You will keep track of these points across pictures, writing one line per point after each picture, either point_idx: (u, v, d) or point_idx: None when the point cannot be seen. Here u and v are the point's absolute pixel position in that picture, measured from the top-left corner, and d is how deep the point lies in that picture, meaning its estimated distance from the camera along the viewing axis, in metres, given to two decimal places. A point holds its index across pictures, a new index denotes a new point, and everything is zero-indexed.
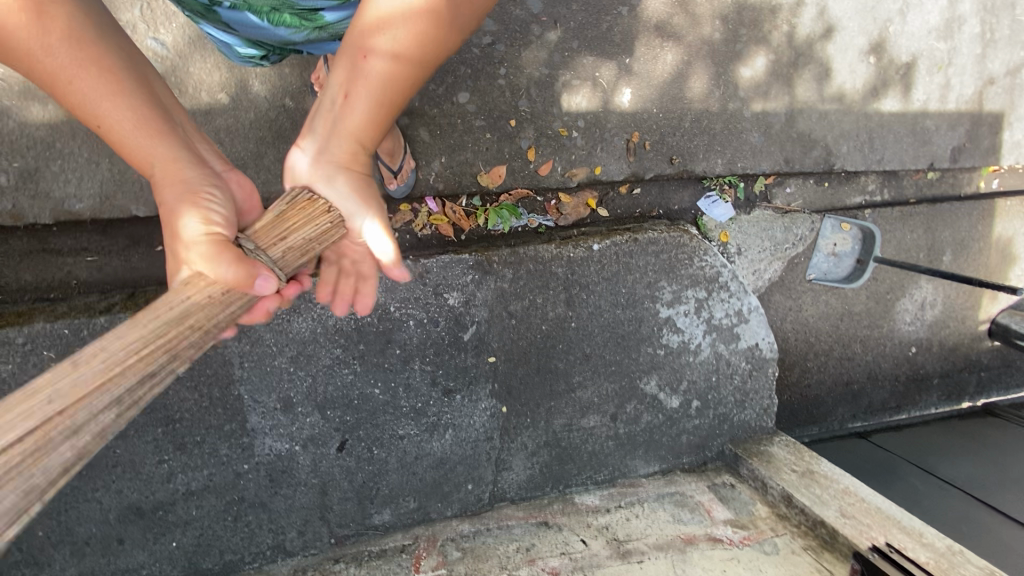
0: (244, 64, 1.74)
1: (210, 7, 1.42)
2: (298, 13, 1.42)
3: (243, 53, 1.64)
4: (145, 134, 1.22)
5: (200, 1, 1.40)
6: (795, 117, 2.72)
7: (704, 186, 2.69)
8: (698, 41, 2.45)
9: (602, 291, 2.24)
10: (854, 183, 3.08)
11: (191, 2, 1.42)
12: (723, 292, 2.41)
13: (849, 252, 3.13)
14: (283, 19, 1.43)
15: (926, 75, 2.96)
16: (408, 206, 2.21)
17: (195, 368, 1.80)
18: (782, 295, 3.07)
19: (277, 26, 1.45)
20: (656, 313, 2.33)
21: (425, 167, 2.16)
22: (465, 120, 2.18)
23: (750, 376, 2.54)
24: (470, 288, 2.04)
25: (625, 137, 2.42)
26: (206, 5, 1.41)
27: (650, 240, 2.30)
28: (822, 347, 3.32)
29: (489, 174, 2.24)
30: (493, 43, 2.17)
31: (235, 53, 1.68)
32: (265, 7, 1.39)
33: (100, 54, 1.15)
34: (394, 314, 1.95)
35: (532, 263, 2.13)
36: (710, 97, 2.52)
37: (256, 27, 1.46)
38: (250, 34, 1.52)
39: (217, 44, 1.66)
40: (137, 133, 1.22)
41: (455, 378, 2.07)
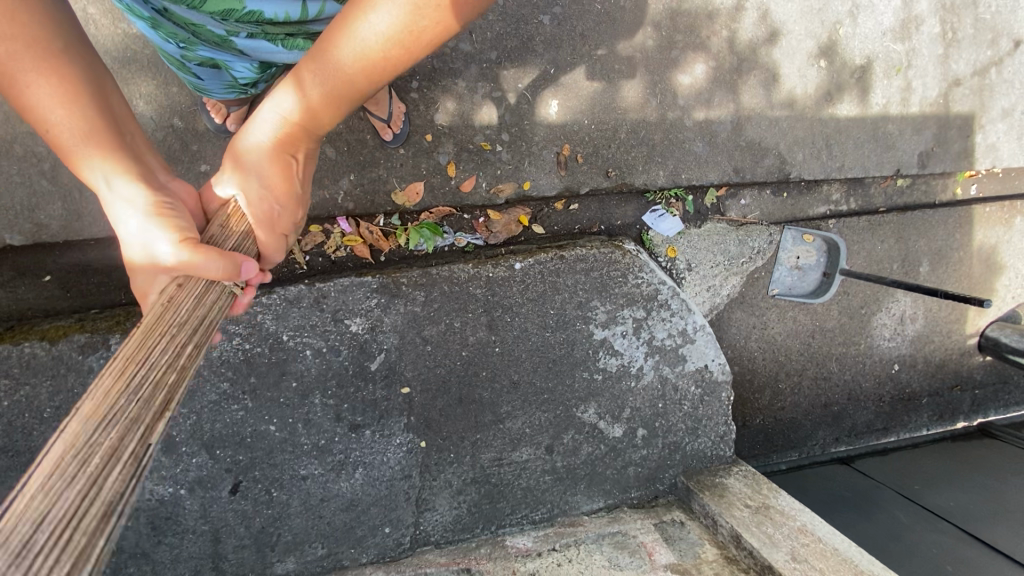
0: (226, 96, 1.70)
1: (224, 37, 1.37)
2: (313, 39, 1.44)
3: (236, 80, 1.59)
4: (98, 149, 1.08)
5: (215, 31, 1.35)
6: (741, 125, 2.58)
7: (648, 200, 2.55)
8: (628, 49, 2.34)
9: (527, 313, 2.08)
10: (816, 192, 2.91)
11: (204, 31, 1.36)
12: (663, 311, 2.25)
13: (814, 265, 2.95)
14: (298, 44, 1.43)
15: (884, 78, 2.82)
16: (319, 227, 2.08)
17: (63, 407, 1.65)
18: (744, 312, 2.89)
19: (291, 49, 1.45)
20: (590, 336, 2.16)
21: (332, 186, 2.04)
22: (376, 135, 2.06)
23: (701, 402, 2.35)
24: (375, 313, 1.90)
25: (555, 151, 2.30)
26: (221, 34, 1.36)
27: (578, 258, 2.14)
28: (794, 367, 3.12)
29: (405, 192, 2.12)
30: None
31: (221, 84, 1.61)
32: (281, 34, 1.39)
33: (60, 68, 1.02)
34: (288, 344, 1.81)
35: (446, 285, 1.98)
36: (646, 106, 2.40)
37: (269, 52, 1.46)
38: (259, 58, 1.50)
39: (198, 78, 1.57)
40: (91, 146, 1.08)
41: (363, 412, 1.91)
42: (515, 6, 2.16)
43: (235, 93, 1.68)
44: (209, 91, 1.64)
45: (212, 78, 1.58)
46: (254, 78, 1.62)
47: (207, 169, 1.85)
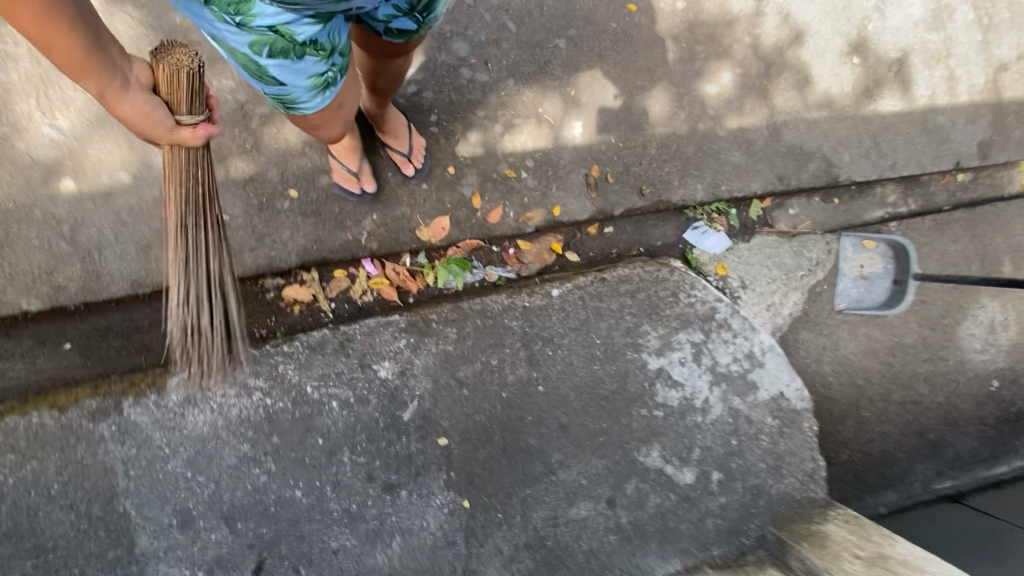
0: (317, 104, 1.27)
1: None
2: None
3: (315, 60, 1.13)
4: (75, 60, 1.01)
5: None
6: (779, 130, 2.43)
7: (689, 217, 2.36)
8: (649, 63, 2.26)
9: (572, 344, 1.86)
10: (870, 195, 2.67)
11: None
12: (724, 332, 2.00)
13: (882, 274, 2.65)
14: None
15: (924, 69, 2.65)
16: (343, 271, 1.92)
17: (71, 483, 1.52)
18: (810, 332, 2.60)
19: None
20: (644, 365, 1.92)
21: (354, 227, 1.92)
22: (397, 171, 1.97)
23: (780, 435, 2.05)
24: (405, 356, 1.72)
25: (583, 172, 2.18)
26: None
27: (621, 279, 1.93)
28: (876, 391, 2.75)
29: (430, 227, 2.00)
30: (420, 90, 2.02)
31: (303, 77, 1.17)
32: None
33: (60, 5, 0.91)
34: (311, 396, 1.63)
35: (480, 319, 1.80)
36: (674, 119, 2.29)
37: None
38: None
39: (278, 82, 1.16)
40: (76, 55, 1.00)
41: (397, 470, 1.69)
42: (529, 32, 2.11)
43: (322, 93, 1.25)
44: (297, 100, 1.23)
45: (286, 69, 1.13)
46: (331, 52, 1.16)
47: (228, 219, 1.80)
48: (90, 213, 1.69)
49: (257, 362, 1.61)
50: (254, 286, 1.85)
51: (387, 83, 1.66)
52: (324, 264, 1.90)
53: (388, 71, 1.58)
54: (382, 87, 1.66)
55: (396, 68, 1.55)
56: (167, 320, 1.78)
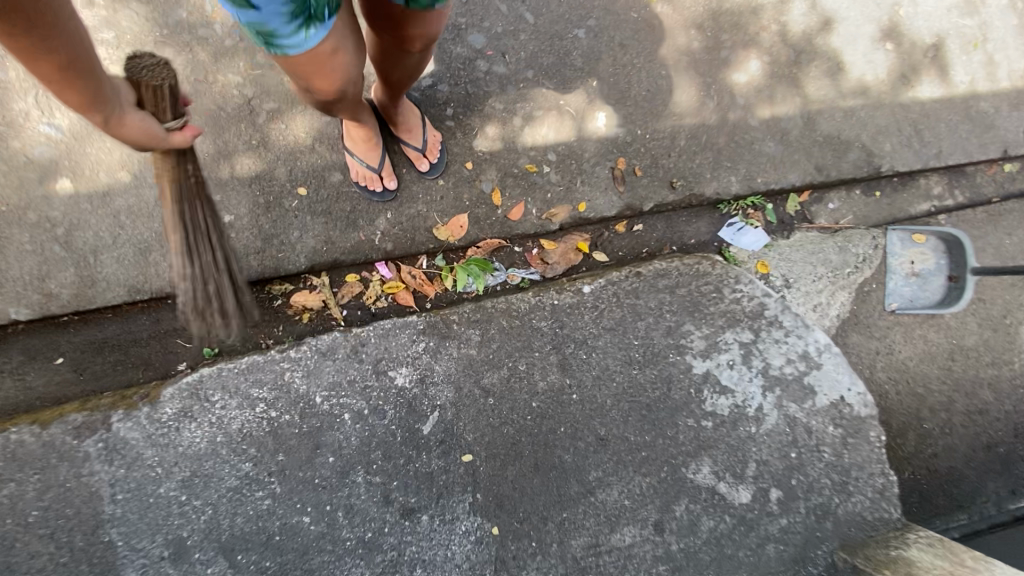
0: (305, 44, 1.07)
1: None
2: None
3: None
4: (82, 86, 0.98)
5: None
6: (813, 119, 2.29)
7: (723, 213, 2.21)
8: (674, 52, 2.15)
9: (607, 346, 1.68)
10: (915, 187, 2.49)
11: None
12: (775, 331, 1.80)
13: (935, 270, 2.45)
14: None
15: (961, 54, 2.52)
16: (355, 276, 1.77)
17: (53, 510, 1.35)
18: (861, 336, 2.38)
19: None
20: (688, 369, 1.72)
21: (367, 226, 1.78)
22: (412, 167, 1.85)
23: (844, 446, 1.82)
24: (424, 362, 1.54)
25: (609, 166, 2.04)
26: None
27: (659, 273, 1.75)
28: (938, 400, 2.50)
29: (448, 226, 1.85)
30: (435, 83, 1.92)
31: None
32: None
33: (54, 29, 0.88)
34: (320, 408, 1.45)
35: (505, 320, 1.62)
36: (703, 109, 2.16)
37: None
38: None
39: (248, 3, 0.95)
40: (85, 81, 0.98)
41: (417, 492, 1.50)
42: (547, 23, 2.03)
43: (311, 30, 1.06)
44: (281, 39, 1.03)
45: None
46: None
47: (232, 219, 1.68)
48: (87, 215, 1.59)
49: (260, 370, 1.44)
50: (259, 291, 1.71)
51: (403, 78, 1.54)
52: (335, 266, 1.75)
53: (405, 65, 1.45)
54: (396, 81, 1.54)
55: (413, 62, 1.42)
56: (166, 330, 1.64)
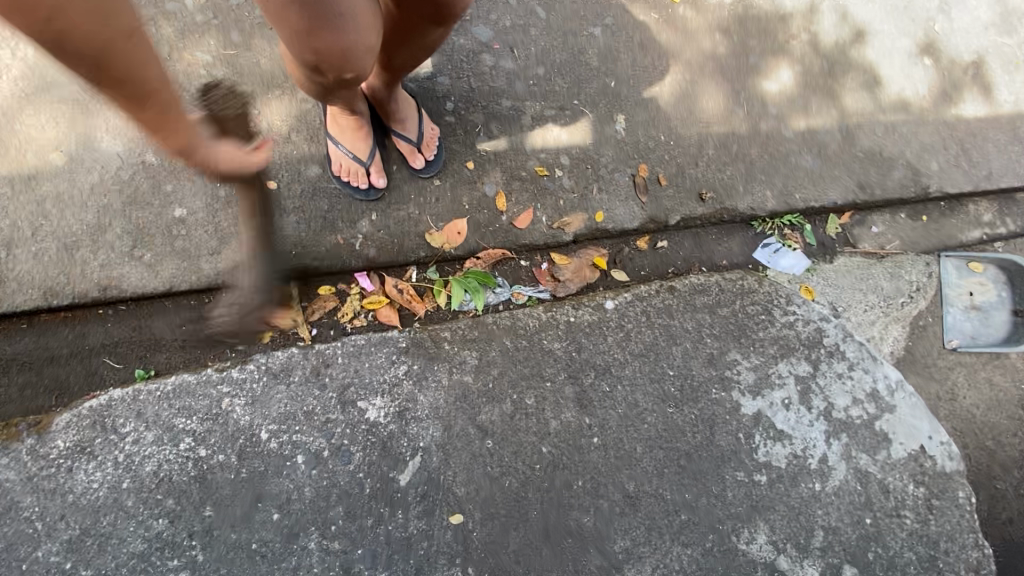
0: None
1: None
2: None
3: None
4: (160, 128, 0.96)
5: None
6: (852, 133, 2.07)
7: (757, 233, 1.93)
8: (698, 56, 1.96)
9: (636, 377, 1.35)
10: (965, 213, 2.23)
11: None
12: (837, 363, 1.47)
13: (996, 303, 2.16)
14: None
15: (1003, 73, 2.34)
16: (327, 287, 1.45)
17: None
18: (919, 377, 2.06)
19: None
20: (736, 409, 1.39)
21: (347, 228, 1.49)
22: (403, 165, 1.59)
23: (929, 512, 1.46)
24: (405, 391, 1.20)
25: (629, 173, 1.79)
26: None
27: (696, 289, 1.44)
28: (1012, 457, 2.13)
29: (443, 232, 1.57)
30: (433, 75, 1.70)
31: None
32: None
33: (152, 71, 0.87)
34: (266, 448, 1.11)
35: (509, 341, 1.30)
36: (732, 117, 1.94)
37: None
38: None
39: None
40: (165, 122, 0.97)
41: (389, 564, 1.13)
42: (560, 19, 1.84)
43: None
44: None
45: None
46: None
47: (184, 214, 1.39)
48: (7, 203, 1.34)
49: (190, 395, 1.12)
50: (210, 301, 1.39)
51: (410, 62, 1.31)
52: (304, 274, 1.44)
53: (420, 45, 1.23)
54: (401, 66, 1.31)
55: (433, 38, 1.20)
56: (88, 346, 1.33)
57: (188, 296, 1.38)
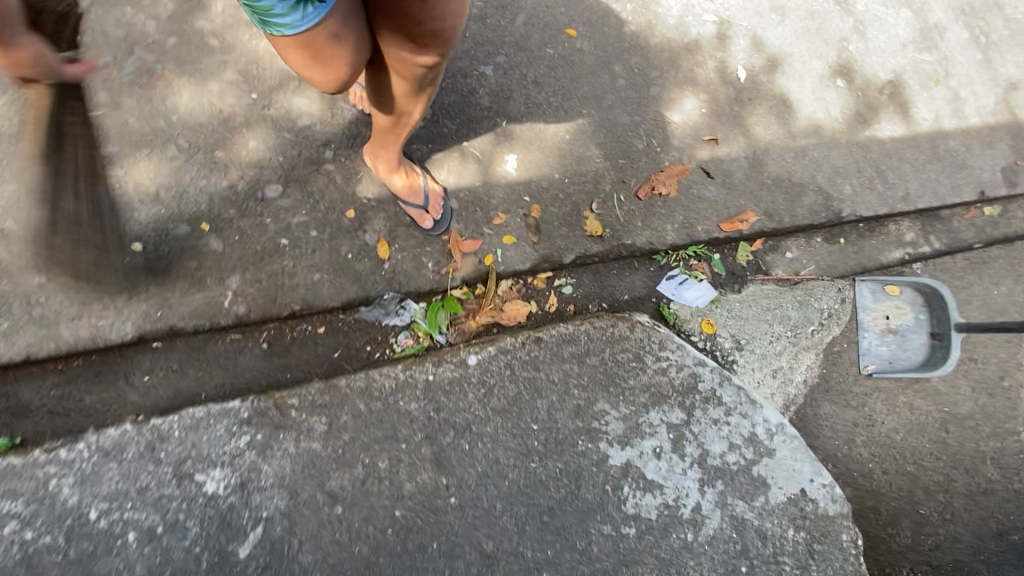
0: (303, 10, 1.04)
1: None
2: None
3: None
4: None
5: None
6: (761, 161, 2.04)
7: (660, 265, 1.92)
8: (596, 91, 1.94)
9: (498, 433, 1.33)
10: (884, 233, 2.20)
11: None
12: (713, 409, 1.46)
13: (914, 327, 2.13)
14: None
15: (922, 91, 2.31)
16: (203, 345, 1.52)
17: None
18: (834, 405, 2.03)
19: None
20: (603, 461, 1.37)
21: (216, 286, 1.52)
22: (279, 218, 1.59)
23: (811, 557, 1.43)
24: (246, 462, 1.22)
25: (521, 213, 1.79)
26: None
27: (563, 339, 1.43)
28: (934, 480, 2.10)
29: (328, 287, 1.59)
30: (313, 122, 1.66)
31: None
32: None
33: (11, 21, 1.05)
34: (96, 527, 1.15)
35: (363, 403, 1.29)
36: (631, 151, 1.92)
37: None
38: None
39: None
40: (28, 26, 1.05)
41: None
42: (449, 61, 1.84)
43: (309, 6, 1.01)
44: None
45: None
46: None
47: (45, 280, 1.44)
48: None
49: (17, 477, 1.16)
50: (78, 367, 1.45)
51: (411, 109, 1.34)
52: (174, 334, 1.49)
53: (413, 90, 1.25)
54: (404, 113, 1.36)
55: (420, 81, 1.21)
56: None
57: (56, 361, 1.44)
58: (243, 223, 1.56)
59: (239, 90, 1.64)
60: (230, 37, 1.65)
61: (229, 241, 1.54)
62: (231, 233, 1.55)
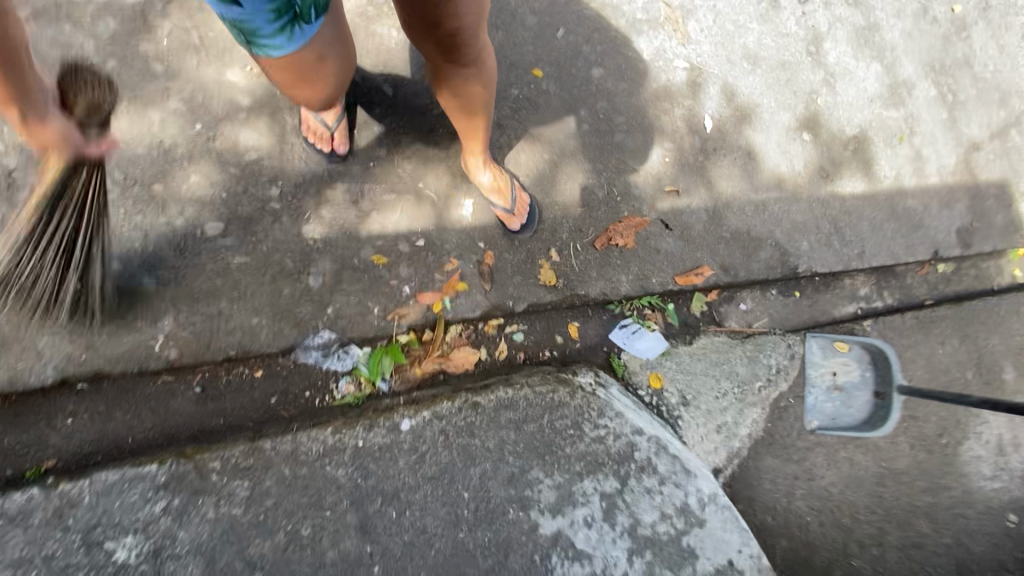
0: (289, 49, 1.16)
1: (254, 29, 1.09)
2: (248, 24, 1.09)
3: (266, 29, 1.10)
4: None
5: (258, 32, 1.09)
6: (721, 214, 2.05)
7: (614, 315, 1.91)
8: (560, 135, 1.92)
9: (427, 501, 1.32)
10: (839, 288, 2.23)
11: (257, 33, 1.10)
12: (646, 478, 1.47)
13: (859, 384, 2.18)
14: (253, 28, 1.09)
15: (886, 148, 2.33)
16: (133, 387, 1.48)
17: None
18: (776, 459, 2.06)
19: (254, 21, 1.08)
20: (533, 530, 1.35)
21: (149, 328, 1.48)
22: (218, 258, 1.54)
23: None
24: (161, 528, 1.20)
25: (474, 260, 1.76)
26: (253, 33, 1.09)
27: (502, 406, 1.45)
28: (869, 534, 2.14)
29: (267, 331, 1.55)
30: (259, 158, 1.62)
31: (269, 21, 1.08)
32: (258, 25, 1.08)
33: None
34: None
35: (287, 469, 1.29)
36: (591, 200, 1.91)
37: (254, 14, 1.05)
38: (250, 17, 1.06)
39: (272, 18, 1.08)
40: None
41: None
42: (408, 97, 1.78)
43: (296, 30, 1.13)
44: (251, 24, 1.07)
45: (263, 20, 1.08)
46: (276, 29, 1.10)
47: None
48: None
49: None
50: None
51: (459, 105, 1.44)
52: (102, 377, 1.46)
53: (457, 87, 1.36)
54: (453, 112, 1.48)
55: (462, 78, 1.31)
56: None
57: None
58: (179, 261, 1.51)
59: (183, 120, 1.58)
60: (177, 64, 1.60)
61: (164, 280, 1.49)
62: (167, 271, 1.50)
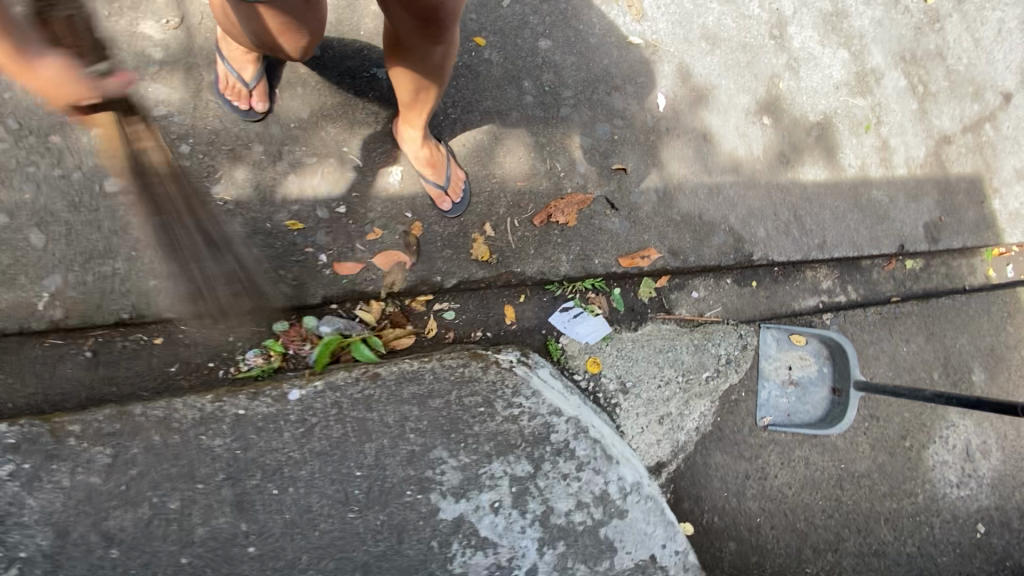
0: None
1: None
2: None
3: None
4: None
5: None
6: (672, 196, 1.95)
7: (553, 296, 1.81)
8: (501, 107, 1.84)
9: (313, 478, 1.21)
10: (799, 280, 2.12)
11: None
12: (564, 462, 1.36)
13: (816, 380, 2.10)
14: None
15: (851, 137, 2.25)
16: (14, 349, 1.38)
17: None
18: (727, 456, 1.94)
19: None
20: (432, 514, 1.24)
21: (34, 285, 1.39)
22: (116, 215, 1.45)
23: None
24: (7, 494, 1.09)
25: (401, 230, 1.66)
26: None
27: (404, 378, 1.34)
28: (824, 539, 2.03)
29: (167, 295, 1.46)
30: (169, 114, 1.54)
31: None
32: None
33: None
34: None
35: (157, 436, 1.18)
36: (532, 175, 1.82)
37: None
38: None
39: None
40: None
41: None
42: (337, 59, 1.69)
43: None
44: None
45: None
46: None
47: None
48: None
49: None
50: None
51: (422, 87, 1.42)
52: None
53: (422, 66, 1.34)
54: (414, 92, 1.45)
55: (427, 58, 1.30)
56: None
57: None
58: (72, 216, 1.42)
59: None
60: None
61: (53, 235, 1.41)
62: (57, 226, 1.41)
